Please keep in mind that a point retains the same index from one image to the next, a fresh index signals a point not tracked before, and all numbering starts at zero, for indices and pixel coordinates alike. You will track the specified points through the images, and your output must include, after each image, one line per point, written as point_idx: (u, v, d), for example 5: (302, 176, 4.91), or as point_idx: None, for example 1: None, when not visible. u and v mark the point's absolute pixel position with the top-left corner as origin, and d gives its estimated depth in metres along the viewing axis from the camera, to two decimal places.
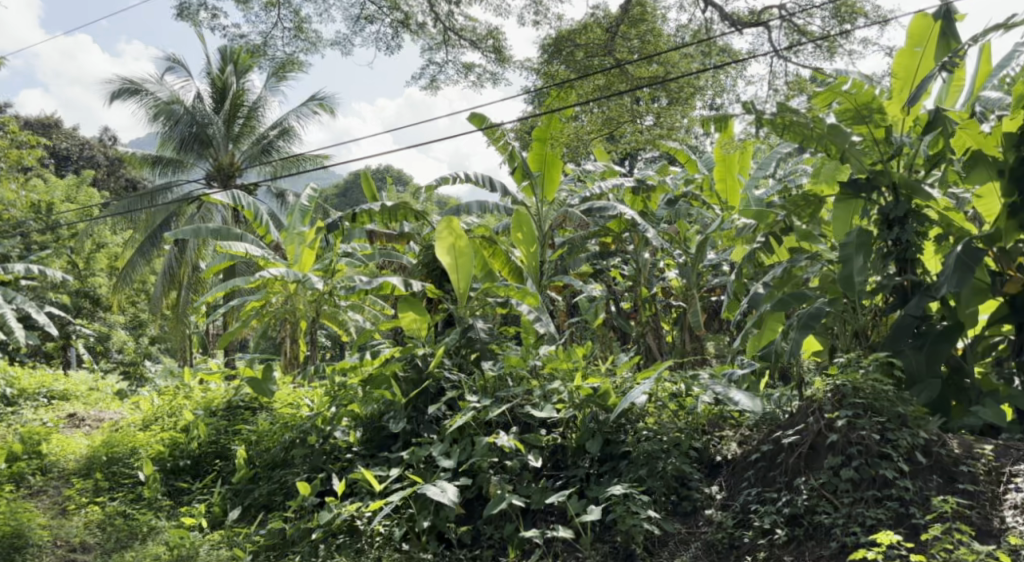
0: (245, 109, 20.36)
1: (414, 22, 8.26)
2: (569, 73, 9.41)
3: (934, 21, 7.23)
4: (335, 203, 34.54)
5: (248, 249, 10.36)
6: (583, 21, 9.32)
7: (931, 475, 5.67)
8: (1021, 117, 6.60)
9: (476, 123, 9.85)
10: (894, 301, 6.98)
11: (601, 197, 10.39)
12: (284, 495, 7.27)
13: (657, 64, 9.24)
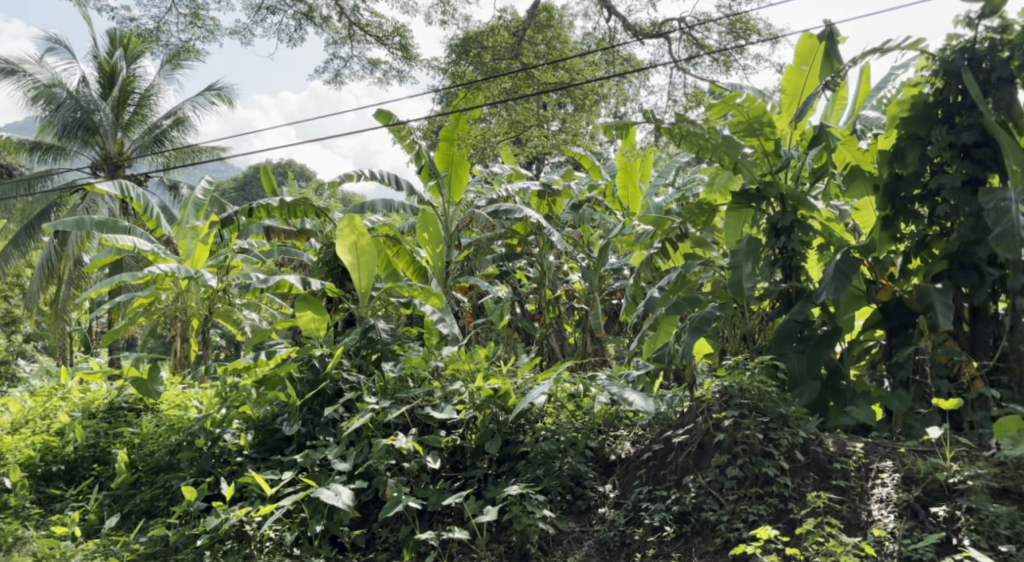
0: (137, 97, 19.93)
1: (318, 15, 8.64)
2: (477, 74, 10.04)
3: (818, 41, 7.59)
4: (234, 198, 33.85)
5: (136, 242, 10.08)
6: (491, 24, 9.85)
7: (808, 472, 6.01)
8: (893, 136, 7.07)
9: (382, 119, 9.91)
10: (779, 306, 7.35)
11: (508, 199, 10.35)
12: (169, 500, 7.17)
13: (562, 71, 10.00)
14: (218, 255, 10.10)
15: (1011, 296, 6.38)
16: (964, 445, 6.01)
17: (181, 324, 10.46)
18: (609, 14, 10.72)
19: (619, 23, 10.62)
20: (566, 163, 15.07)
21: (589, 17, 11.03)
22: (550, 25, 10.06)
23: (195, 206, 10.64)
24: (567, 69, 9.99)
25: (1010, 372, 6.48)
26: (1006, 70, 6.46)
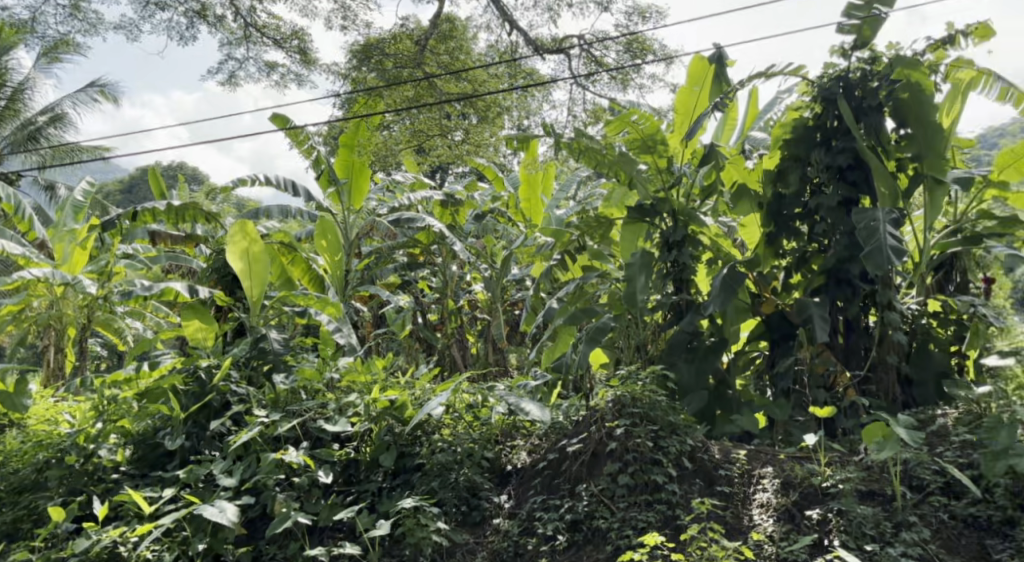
0: (8, 91, 19.06)
1: (210, 14, 10.01)
2: (378, 79, 10.41)
3: (708, 64, 7.92)
4: (119, 200, 32.59)
5: (7, 246, 9.75)
6: (393, 33, 10.42)
7: (695, 479, 6.23)
8: (777, 156, 7.47)
9: (278, 122, 9.67)
10: (671, 318, 7.55)
11: (410, 208, 10.18)
12: (33, 522, 6.82)
13: (466, 81, 10.58)
14: (99, 259, 10.08)
15: (880, 310, 6.94)
16: (837, 451, 6.39)
17: (55, 334, 10.14)
18: (511, 28, 10.90)
19: (521, 37, 10.83)
20: (468, 175, 15.10)
21: (492, 30, 11.20)
22: (452, 36, 10.74)
23: (72, 208, 10.27)
24: (470, 80, 10.59)
25: (879, 383, 6.91)
26: (876, 99, 6.98)
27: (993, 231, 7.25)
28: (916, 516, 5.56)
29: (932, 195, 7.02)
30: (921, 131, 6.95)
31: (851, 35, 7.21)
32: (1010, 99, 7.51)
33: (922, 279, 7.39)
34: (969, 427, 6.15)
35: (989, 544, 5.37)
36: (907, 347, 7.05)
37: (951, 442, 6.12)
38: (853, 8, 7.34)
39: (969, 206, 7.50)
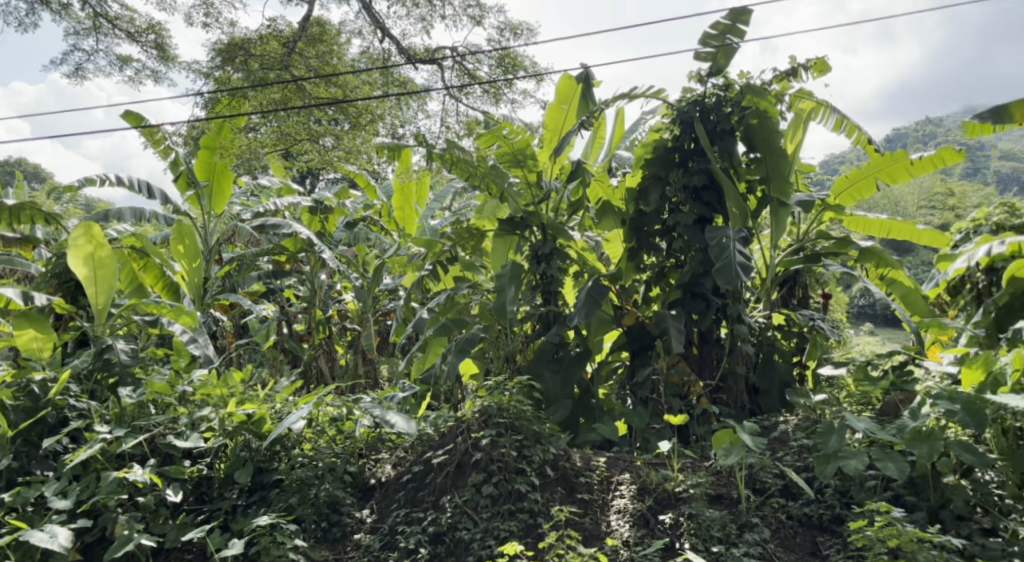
0: None
1: (54, 2, 9.61)
2: (245, 80, 10.20)
3: (576, 82, 7.97)
4: None
5: None
6: (261, 34, 10.25)
7: (557, 487, 6.26)
8: (638, 174, 7.77)
9: (130, 121, 9.13)
10: (539, 328, 7.58)
11: (276, 214, 9.76)
12: None
13: (335, 87, 10.54)
14: None
15: (730, 322, 7.21)
16: (689, 457, 6.60)
17: None
18: (382, 35, 10.80)
19: (393, 46, 10.76)
20: (337, 184, 14.80)
21: (363, 37, 11.07)
22: (322, 40, 10.61)
23: None
24: (340, 86, 10.56)
25: (729, 392, 7.29)
26: (728, 123, 7.36)
27: (829, 250, 7.75)
28: (758, 518, 5.85)
29: (777, 214, 7.35)
30: (768, 156, 7.28)
31: (707, 62, 7.66)
32: (845, 130, 8.12)
33: (768, 294, 7.79)
34: (806, 432, 6.54)
35: (820, 542, 5.73)
36: (755, 358, 7.42)
37: (790, 447, 6.47)
38: (709, 37, 7.68)
39: (809, 226, 7.90)
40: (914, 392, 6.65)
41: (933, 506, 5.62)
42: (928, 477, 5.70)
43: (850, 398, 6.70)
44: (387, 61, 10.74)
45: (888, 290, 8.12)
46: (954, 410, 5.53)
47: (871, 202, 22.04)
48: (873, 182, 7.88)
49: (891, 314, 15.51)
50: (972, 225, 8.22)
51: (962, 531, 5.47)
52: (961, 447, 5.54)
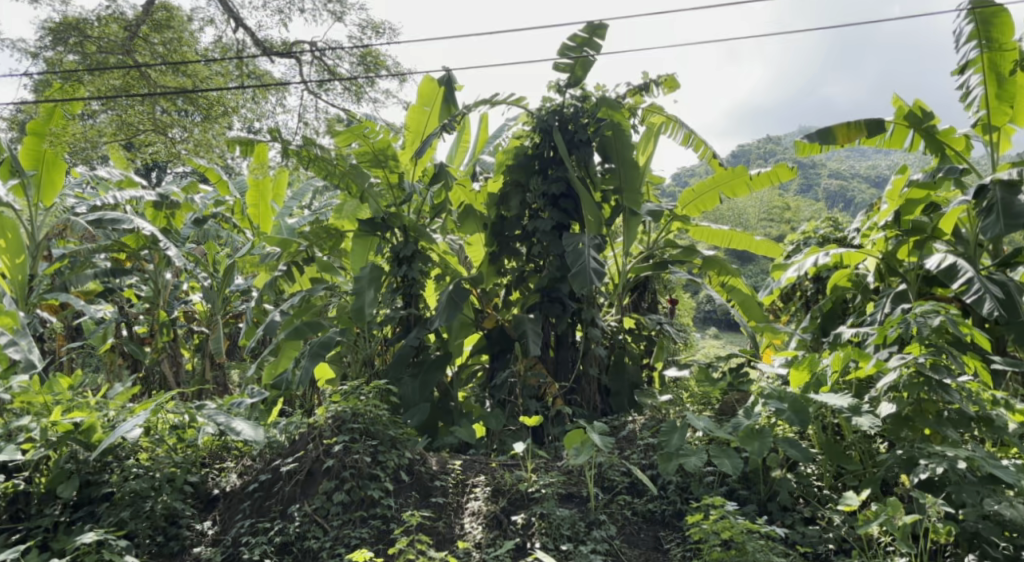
0: None
1: None
2: (80, 63, 10.07)
3: (438, 85, 7.94)
4: None
5: None
6: (100, 18, 10.00)
7: (410, 492, 6.37)
8: (500, 180, 7.98)
9: None
10: (399, 331, 7.60)
11: (115, 207, 9.28)
12: None
13: (184, 75, 10.28)
14: None
15: (584, 325, 7.63)
16: (542, 457, 6.87)
17: None
18: (236, 25, 10.65)
19: (247, 36, 10.64)
20: (186, 179, 14.35)
21: (216, 25, 10.88)
22: (169, 25, 10.28)
23: None
24: (189, 74, 10.28)
25: (582, 392, 7.66)
26: (585, 133, 7.67)
27: (676, 258, 8.29)
28: (605, 516, 6.17)
29: (629, 223, 7.81)
30: (621, 166, 7.77)
31: (565, 73, 7.99)
32: (692, 144, 8.66)
33: (620, 299, 8.23)
34: (651, 431, 6.95)
35: (662, 536, 6.10)
36: (607, 360, 7.87)
37: (637, 445, 6.88)
38: (567, 48, 8.00)
39: (659, 234, 8.42)
40: (747, 392, 7.24)
41: (762, 498, 6.11)
42: (760, 471, 6.19)
43: (691, 398, 7.05)
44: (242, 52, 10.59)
45: (728, 296, 8.65)
46: (783, 408, 6.01)
47: (717, 212, 23.14)
48: (716, 196, 8.41)
49: (728, 319, 16.36)
50: (801, 237, 9.02)
51: (786, 520, 5.94)
52: (786, 443, 6.03)
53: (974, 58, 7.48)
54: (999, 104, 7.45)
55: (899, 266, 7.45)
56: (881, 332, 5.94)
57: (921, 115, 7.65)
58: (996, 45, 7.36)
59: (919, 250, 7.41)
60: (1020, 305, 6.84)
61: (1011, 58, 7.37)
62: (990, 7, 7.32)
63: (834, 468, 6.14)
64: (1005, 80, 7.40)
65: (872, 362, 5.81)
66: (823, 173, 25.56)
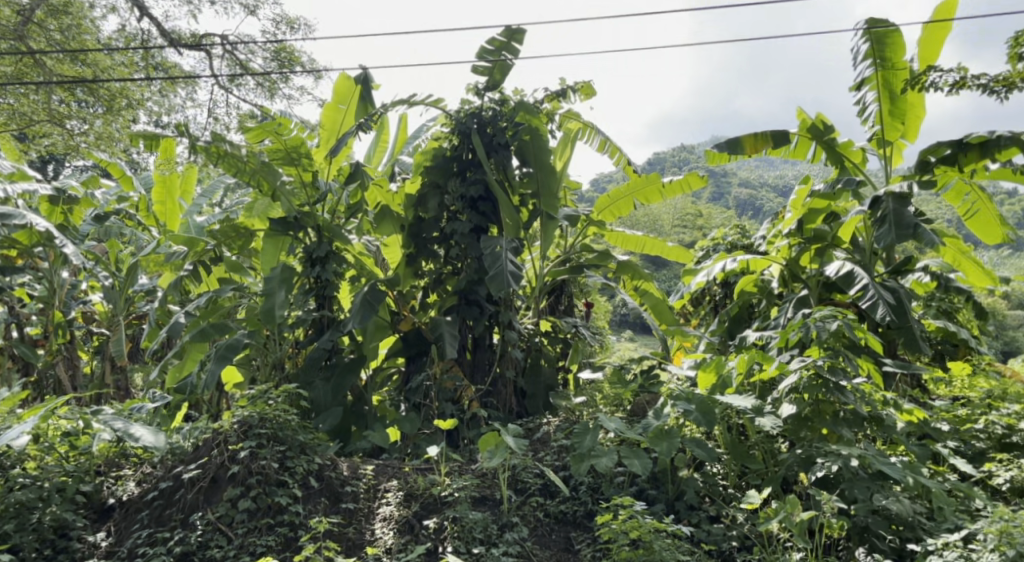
0: None
1: None
2: None
3: (354, 84, 7.98)
4: None
5: None
6: None
7: (320, 498, 6.29)
8: (417, 182, 7.97)
9: None
10: (312, 333, 7.49)
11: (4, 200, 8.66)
12: None
13: (82, 65, 10.11)
14: None
15: (502, 328, 7.72)
16: (456, 461, 6.90)
17: None
18: (142, 15, 10.38)
19: (153, 26, 10.37)
20: (85, 173, 13.88)
21: (119, 13, 10.58)
22: (66, 11, 9.96)
23: None
24: (87, 64, 10.14)
25: (498, 395, 7.71)
26: (504, 137, 7.77)
27: (592, 263, 8.39)
28: (518, 518, 6.23)
29: (546, 226, 7.88)
30: (539, 171, 7.84)
31: (483, 76, 8.05)
32: (607, 151, 8.81)
33: (537, 302, 8.36)
34: (565, 432, 7.06)
35: (573, 537, 6.19)
36: (523, 363, 8.01)
37: (551, 447, 6.98)
38: (485, 51, 8.07)
39: (576, 238, 8.48)
40: (657, 393, 7.63)
41: (670, 498, 6.26)
42: (667, 471, 6.35)
43: (604, 399, 7.27)
44: (148, 43, 10.30)
45: (641, 300, 8.79)
46: (691, 409, 6.14)
47: (632, 218, 23.52)
48: (630, 202, 8.58)
49: (637, 321, 16.64)
50: (711, 243, 9.29)
51: (692, 519, 6.08)
52: (693, 443, 6.18)
53: (869, 75, 7.85)
54: (892, 120, 7.83)
55: (801, 272, 7.77)
56: (784, 335, 6.14)
57: (823, 127, 7.98)
58: (889, 63, 7.73)
59: (820, 258, 7.73)
60: (909, 311, 7.14)
61: (902, 77, 7.76)
62: (884, 27, 7.68)
63: (738, 467, 6.33)
64: (897, 98, 7.77)
65: (775, 365, 6.02)
66: (734, 181, 26.22)
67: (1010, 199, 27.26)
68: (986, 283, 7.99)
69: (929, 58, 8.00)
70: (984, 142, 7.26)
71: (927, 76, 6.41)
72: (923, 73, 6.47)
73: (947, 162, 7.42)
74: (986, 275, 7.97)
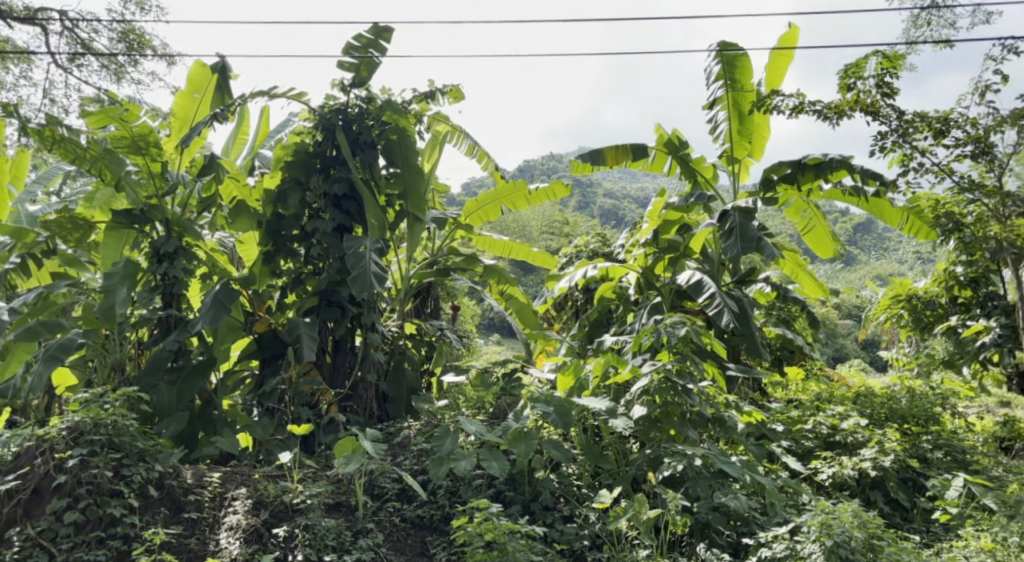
0: None
1: None
2: None
3: (210, 72, 7.64)
4: None
5: None
6: None
7: (159, 508, 5.99)
8: (277, 177, 7.80)
9: None
10: (157, 334, 7.08)
11: None
12: None
13: None
14: None
15: (364, 330, 7.58)
16: (310, 467, 6.71)
17: None
18: None
19: None
20: None
21: None
22: None
23: None
24: None
25: (358, 399, 7.59)
26: (369, 135, 7.68)
27: (459, 266, 8.33)
28: (372, 523, 6.11)
29: (412, 227, 7.84)
30: (405, 172, 7.77)
31: (349, 72, 7.91)
32: (476, 155, 8.81)
33: (401, 305, 8.25)
34: (425, 436, 6.96)
35: (428, 541, 6.11)
36: (385, 366, 7.89)
37: (410, 450, 6.89)
38: (351, 47, 7.93)
39: (443, 241, 8.42)
40: (518, 396, 7.65)
41: (526, 499, 6.25)
42: (524, 473, 6.36)
43: (466, 402, 7.18)
44: None
45: (507, 305, 8.76)
46: (550, 412, 6.13)
47: (501, 222, 23.52)
48: (498, 208, 8.62)
49: (495, 321, 16.74)
50: (574, 250, 9.46)
51: (547, 519, 6.09)
52: (551, 444, 6.18)
53: (720, 95, 8.13)
54: (740, 138, 8.15)
55: (656, 281, 8.00)
56: (638, 339, 6.24)
57: (678, 142, 8.24)
58: (738, 86, 8.04)
59: (673, 266, 7.88)
60: (751, 319, 7.44)
61: (750, 99, 8.08)
62: (734, 51, 7.99)
63: (592, 467, 6.42)
64: (746, 118, 8.09)
65: (628, 368, 6.12)
66: (597, 193, 26.79)
67: (844, 216, 29.03)
68: (817, 294, 8.58)
69: (773, 82, 8.37)
70: (819, 163, 7.62)
71: (772, 100, 6.69)
72: (768, 96, 6.73)
73: (787, 180, 7.76)
74: (817, 286, 8.55)
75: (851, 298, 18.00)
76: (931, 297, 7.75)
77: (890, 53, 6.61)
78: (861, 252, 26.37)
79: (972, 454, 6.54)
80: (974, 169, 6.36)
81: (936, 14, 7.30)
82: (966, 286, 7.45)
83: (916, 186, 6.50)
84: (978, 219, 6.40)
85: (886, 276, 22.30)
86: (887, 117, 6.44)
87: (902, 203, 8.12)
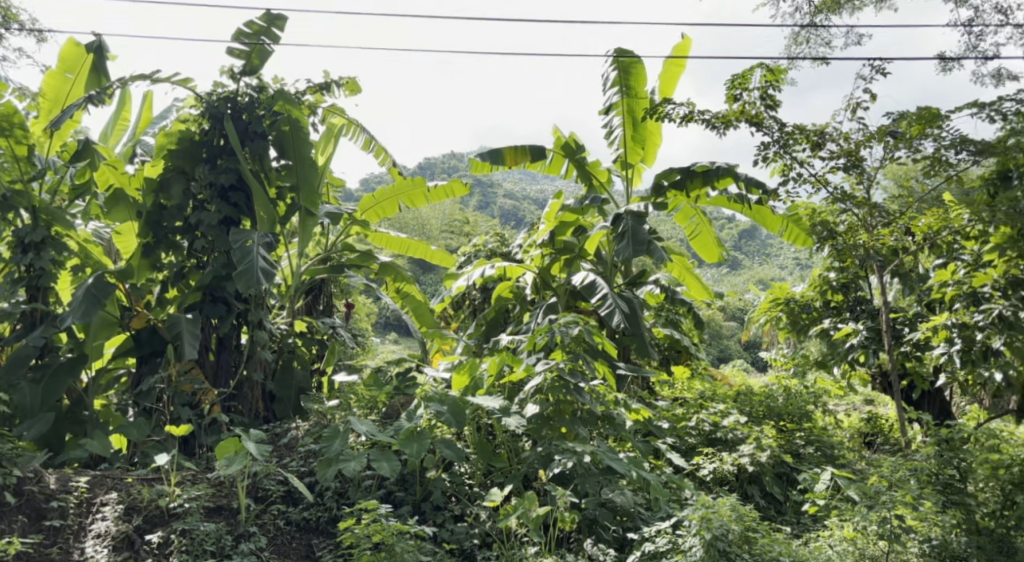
0: None
1: None
2: None
3: (86, 52, 7.24)
4: None
5: None
6: None
7: (16, 516, 5.59)
8: (158, 165, 7.37)
9: None
10: (20, 330, 6.67)
11: None
12: None
13: None
14: None
15: (251, 328, 7.23)
16: (189, 470, 6.38)
17: None
18: None
19: None
20: None
21: None
22: None
23: None
24: None
25: (243, 399, 7.26)
26: (260, 125, 7.37)
27: (354, 262, 8.05)
28: (255, 527, 5.83)
29: (304, 222, 7.54)
30: (298, 164, 7.48)
31: (240, 60, 7.59)
32: (372, 150, 8.58)
33: (292, 301, 7.95)
34: (314, 436, 6.71)
35: (314, 544, 5.87)
36: (273, 365, 7.58)
37: (298, 451, 6.64)
38: (241, 34, 7.61)
39: (337, 236, 8.15)
40: (410, 396, 7.55)
41: (417, 499, 6.09)
42: (415, 473, 6.20)
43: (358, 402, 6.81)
44: None
45: (402, 304, 8.56)
46: (443, 411, 5.96)
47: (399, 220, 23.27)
48: (395, 205, 8.42)
49: (388, 319, 16.55)
50: (473, 249, 9.32)
51: (437, 519, 5.94)
52: (444, 443, 6.00)
53: (616, 101, 8.14)
54: (634, 144, 8.16)
55: (552, 281, 7.99)
56: (533, 337, 6.13)
57: (575, 145, 8.21)
58: (632, 91, 8.04)
59: (568, 267, 7.87)
60: (641, 319, 7.43)
61: (644, 106, 8.07)
62: (629, 56, 7.98)
63: (485, 465, 6.29)
64: (640, 125, 8.10)
65: (522, 366, 6.01)
66: (495, 193, 26.80)
67: (729, 223, 29.84)
68: (703, 296, 8.59)
69: (667, 91, 8.41)
70: (706, 170, 7.68)
71: (663, 108, 6.71)
72: (659, 103, 6.74)
73: (677, 186, 7.78)
74: (703, 289, 8.58)
75: (733, 301, 18.49)
76: (807, 301, 7.82)
77: (773, 66, 6.69)
78: (746, 258, 27.12)
79: (840, 449, 6.71)
80: (846, 181, 6.49)
81: (814, 32, 7.42)
82: (838, 291, 7.66)
83: (794, 196, 6.64)
84: (848, 228, 6.55)
85: (766, 281, 22.99)
86: (770, 128, 6.51)
87: (781, 210, 8.29)
